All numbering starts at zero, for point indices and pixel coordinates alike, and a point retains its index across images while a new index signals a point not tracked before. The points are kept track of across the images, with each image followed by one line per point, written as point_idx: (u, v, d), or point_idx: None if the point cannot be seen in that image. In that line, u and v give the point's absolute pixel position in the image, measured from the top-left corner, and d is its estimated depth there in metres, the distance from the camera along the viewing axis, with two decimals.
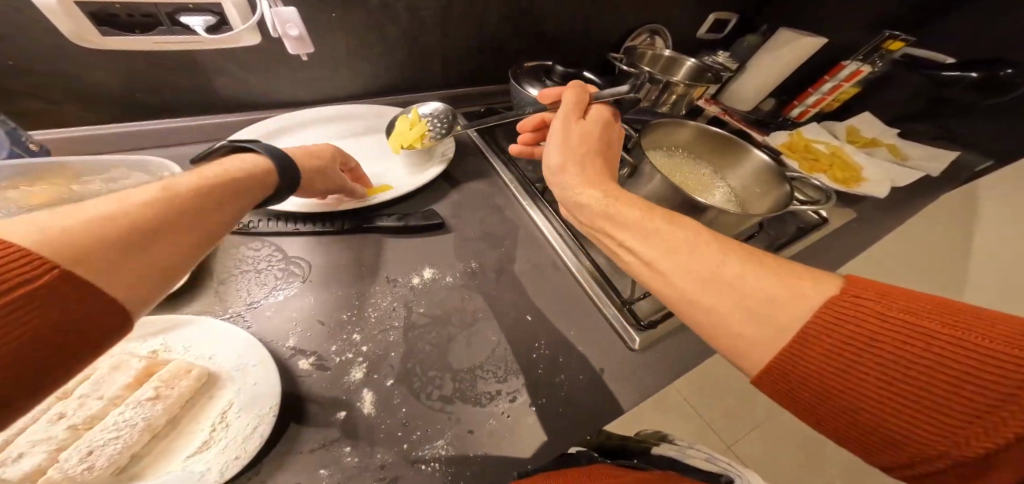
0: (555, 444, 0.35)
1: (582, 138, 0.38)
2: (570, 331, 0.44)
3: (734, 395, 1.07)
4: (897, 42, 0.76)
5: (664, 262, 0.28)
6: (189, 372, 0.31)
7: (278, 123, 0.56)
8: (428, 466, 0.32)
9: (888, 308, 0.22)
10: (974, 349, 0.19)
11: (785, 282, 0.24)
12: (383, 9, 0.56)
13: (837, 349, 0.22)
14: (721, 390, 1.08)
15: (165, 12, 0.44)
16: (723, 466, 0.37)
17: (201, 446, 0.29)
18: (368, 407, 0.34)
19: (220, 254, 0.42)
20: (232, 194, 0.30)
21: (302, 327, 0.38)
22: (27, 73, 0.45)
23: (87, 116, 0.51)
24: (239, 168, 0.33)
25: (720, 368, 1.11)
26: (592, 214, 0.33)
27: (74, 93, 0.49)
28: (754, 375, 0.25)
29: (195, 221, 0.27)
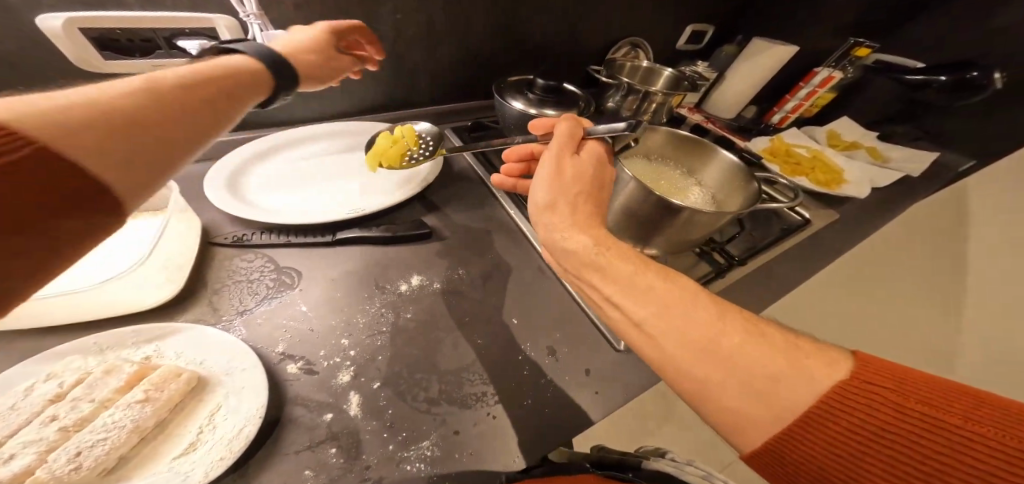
0: (538, 445, 0.35)
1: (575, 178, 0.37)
2: (555, 333, 0.45)
3: None
4: (864, 49, 0.82)
5: (644, 313, 0.28)
6: (179, 376, 0.32)
7: (262, 146, 0.56)
8: (414, 466, 0.32)
9: (898, 396, 0.22)
10: (997, 451, 0.19)
11: (795, 364, 0.24)
12: (371, 30, 0.59)
13: (841, 435, 0.22)
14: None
15: (163, 36, 0.46)
16: None
17: (187, 448, 0.30)
18: (355, 409, 0.35)
19: (214, 265, 0.44)
20: (225, 89, 0.32)
21: (291, 333, 0.39)
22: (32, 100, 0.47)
23: None
24: (232, 65, 0.34)
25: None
26: (578, 265, 0.33)
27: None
28: (747, 451, 0.25)
29: (190, 108, 0.28)
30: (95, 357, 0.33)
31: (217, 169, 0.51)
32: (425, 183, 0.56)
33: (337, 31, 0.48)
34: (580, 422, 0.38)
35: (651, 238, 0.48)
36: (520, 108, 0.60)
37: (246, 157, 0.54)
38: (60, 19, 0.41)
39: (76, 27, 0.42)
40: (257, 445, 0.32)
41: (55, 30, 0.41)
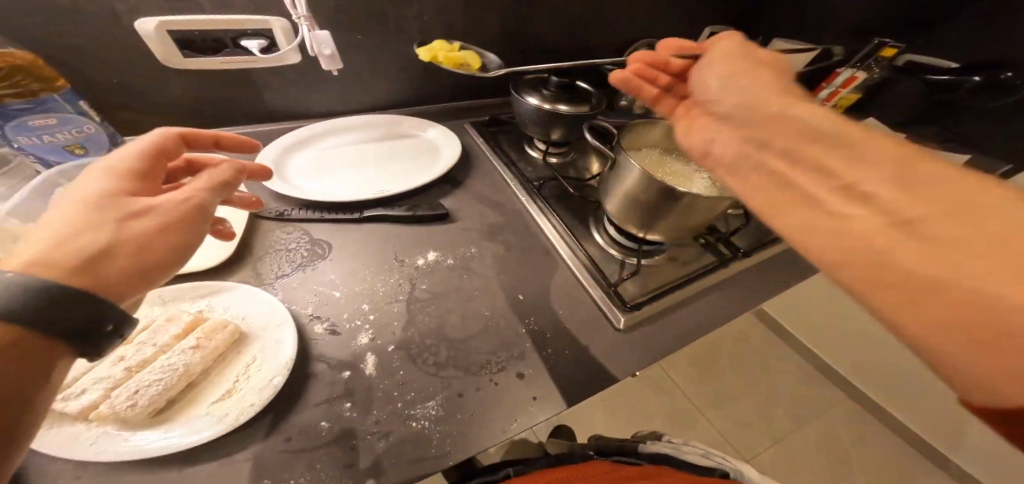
0: (537, 412, 0.38)
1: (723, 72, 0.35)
2: (557, 309, 0.48)
3: (743, 407, 1.22)
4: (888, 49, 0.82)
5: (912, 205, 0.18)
6: (225, 328, 0.36)
7: (301, 134, 0.62)
8: (420, 423, 0.35)
9: None
10: None
11: None
12: (400, 32, 0.64)
13: None
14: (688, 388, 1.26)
15: (229, 37, 0.51)
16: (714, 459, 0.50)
17: (225, 394, 0.33)
18: (370, 368, 0.38)
19: (258, 236, 0.48)
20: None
21: (318, 298, 0.43)
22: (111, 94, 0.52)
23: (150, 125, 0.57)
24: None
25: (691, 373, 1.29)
26: (792, 135, 0.24)
27: (136, 106, 0.54)
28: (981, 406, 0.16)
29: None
30: (159, 308, 0.39)
31: (264, 153, 0.57)
32: (444, 171, 0.61)
33: (148, 150, 0.30)
34: (578, 392, 0.41)
35: (653, 223, 0.51)
36: (535, 103, 0.65)
37: (287, 144, 0.60)
38: (153, 22, 0.46)
39: (165, 28, 0.47)
40: (283, 393, 0.35)
41: (148, 31, 0.47)
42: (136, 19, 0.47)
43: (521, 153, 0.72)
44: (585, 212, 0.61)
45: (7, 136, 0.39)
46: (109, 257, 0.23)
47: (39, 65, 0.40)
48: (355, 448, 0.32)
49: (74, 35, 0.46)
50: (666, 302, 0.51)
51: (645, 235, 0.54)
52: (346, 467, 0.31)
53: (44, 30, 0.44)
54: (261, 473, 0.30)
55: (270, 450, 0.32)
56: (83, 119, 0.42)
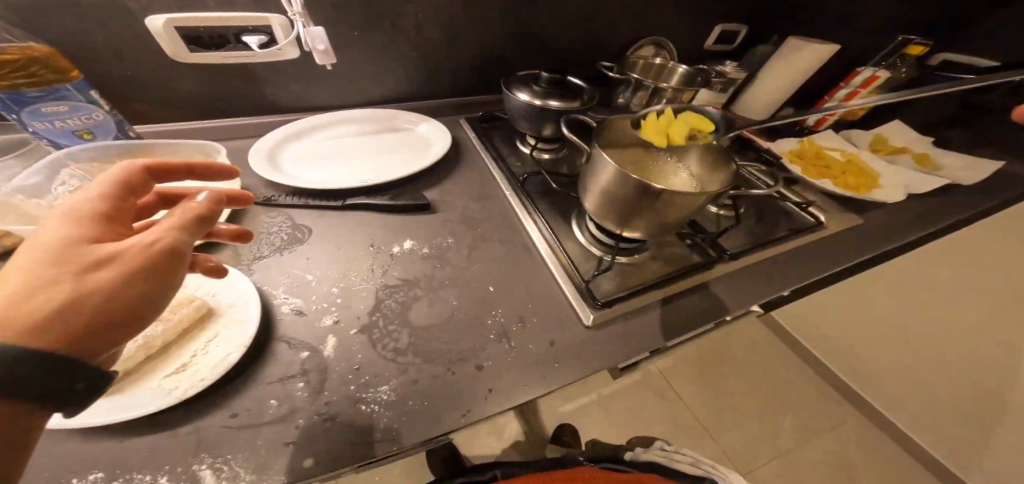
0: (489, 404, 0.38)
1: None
2: (526, 303, 0.48)
3: (738, 412, 1.19)
4: (915, 47, 0.79)
5: None
6: (191, 302, 0.36)
7: (298, 126, 0.64)
8: (369, 407, 0.35)
9: None
10: None
11: None
12: (398, 29, 0.65)
13: None
14: (688, 393, 1.23)
15: (232, 34, 0.54)
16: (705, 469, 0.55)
17: (179, 368, 0.32)
18: (329, 350, 0.38)
19: (246, 218, 0.50)
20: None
21: (290, 279, 0.44)
22: (120, 86, 0.55)
23: (157, 116, 0.60)
24: None
25: (690, 376, 1.27)
26: None
27: (146, 100, 0.57)
28: None
29: None
30: None
31: (260, 143, 0.60)
32: (428, 163, 0.62)
33: (112, 187, 0.28)
34: (534, 386, 0.41)
35: (630, 219, 0.49)
36: (526, 99, 0.64)
37: (280, 137, 0.62)
38: (161, 19, 0.49)
39: (172, 24, 0.50)
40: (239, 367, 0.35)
41: (157, 26, 0.50)
42: (147, 17, 0.49)
43: (514, 149, 0.72)
44: (569, 209, 0.60)
45: (23, 120, 0.43)
46: (64, 318, 0.22)
47: (54, 56, 0.43)
48: (300, 426, 0.32)
49: (79, 23, 0.48)
50: (640, 303, 0.50)
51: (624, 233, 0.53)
52: (286, 445, 0.31)
53: (57, 30, 0.48)
54: (202, 446, 0.30)
55: (214, 424, 0.31)
56: (92, 107, 0.46)
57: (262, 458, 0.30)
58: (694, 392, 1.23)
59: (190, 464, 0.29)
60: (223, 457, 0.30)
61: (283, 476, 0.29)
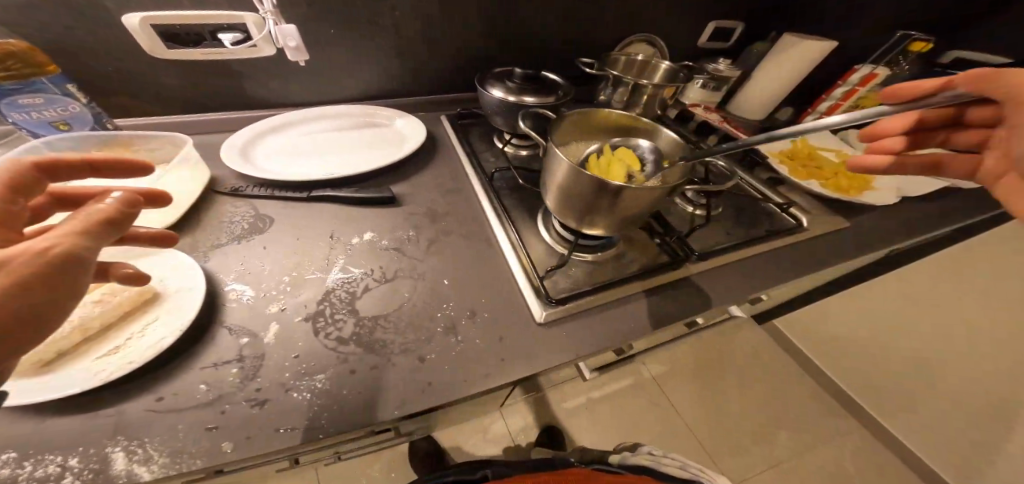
0: (427, 398, 0.37)
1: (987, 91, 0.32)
2: (481, 298, 0.48)
3: (739, 420, 1.15)
4: (916, 42, 0.75)
5: None
6: (134, 286, 0.37)
7: (275, 121, 0.66)
8: (301, 394, 0.35)
9: None
10: None
11: None
12: (375, 26, 0.65)
13: None
14: (681, 401, 1.18)
15: (207, 31, 0.55)
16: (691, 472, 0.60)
17: (112, 350, 0.33)
18: (269, 337, 0.38)
19: (211, 208, 0.52)
20: None
21: (244, 266, 0.44)
22: (100, 82, 0.56)
23: (138, 110, 0.61)
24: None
25: (688, 376, 1.24)
26: None
27: (126, 93, 0.59)
28: None
29: None
30: None
31: (235, 136, 0.61)
32: (399, 157, 0.62)
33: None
34: (477, 381, 0.40)
35: (586, 215, 0.49)
36: (500, 95, 0.64)
37: (251, 135, 0.62)
38: (137, 16, 0.51)
39: (148, 22, 0.52)
40: (173, 350, 0.35)
41: (133, 23, 0.51)
42: (123, 14, 0.51)
43: (489, 145, 0.71)
44: (537, 205, 0.60)
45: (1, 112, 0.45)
46: None
47: (31, 51, 0.44)
48: (225, 412, 0.32)
49: (61, 20, 0.49)
50: (596, 301, 0.49)
51: (585, 229, 0.52)
52: (208, 430, 0.31)
53: (57, 31, 0.50)
54: (120, 430, 0.30)
55: (138, 408, 0.31)
56: (68, 100, 0.48)
57: (179, 443, 0.30)
58: (689, 401, 1.18)
59: (105, 447, 0.29)
60: (139, 440, 0.30)
61: (199, 460, 0.29)
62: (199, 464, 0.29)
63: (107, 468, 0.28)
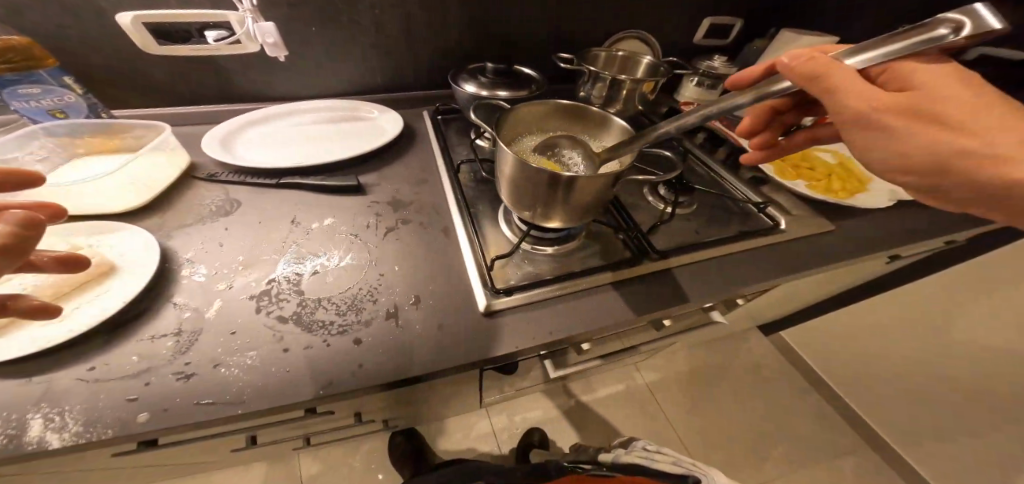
0: (353, 380, 0.37)
1: (849, 82, 0.29)
2: (428, 285, 0.48)
3: (733, 434, 1.10)
4: None
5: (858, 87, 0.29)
6: (89, 259, 0.39)
7: (260, 114, 0.69)
8: (228, 369, 0.36)
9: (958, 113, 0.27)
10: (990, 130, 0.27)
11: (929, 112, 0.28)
12: (354, 23, 0.68)
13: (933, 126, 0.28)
14: (673, 411, 1.14)
15: (194, 29, 0.59)
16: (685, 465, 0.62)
17: (56, 319, 0.35)
18: (211, 313, 0.40)
19: (187, 191, 0.55)
20: None
21: (203, 246, 0.47)
22: (98, 76, 0.61)
23: (133, 102, 0.66)
24: None
25: (678, 386, 1.19)
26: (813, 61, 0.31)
27: (122, 85, 0.63)
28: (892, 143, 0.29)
29: None
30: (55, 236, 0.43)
31: (220, 127, 0.65)
32: (371, 149, 0.64)
33: None
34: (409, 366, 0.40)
35: (537, 206, 0.48)
36: (472, 90, 0.64)
37: (235, 126, 0.66)
38: (128, 16, 0.54)
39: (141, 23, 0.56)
40: (114, 322, 0.37)
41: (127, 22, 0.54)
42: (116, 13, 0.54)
43: (464, 140, 0.72)
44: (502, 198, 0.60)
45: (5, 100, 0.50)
46: None
47: (30, 45, 0.48)
48: (149, 383, 0.33)
49: (62, 18, 0.54)
50: (547, 294, 0.48)
51: (539, 221, 0.51)
52: (128, 400, 0.32)
53: (50, 27, 0.55)
54: (45, 397, 0.32)
55: (69, 377, 0.33)
56: (64, 91, 0.53)
57: (97, 412, 0.31)
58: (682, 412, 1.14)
59: (26, 413, 0.31)
60: (60, 407, 0.31)
61: (110, 429, 0.30)
62: (110, 433, 0.30)
63: (22, 433, 0.30)
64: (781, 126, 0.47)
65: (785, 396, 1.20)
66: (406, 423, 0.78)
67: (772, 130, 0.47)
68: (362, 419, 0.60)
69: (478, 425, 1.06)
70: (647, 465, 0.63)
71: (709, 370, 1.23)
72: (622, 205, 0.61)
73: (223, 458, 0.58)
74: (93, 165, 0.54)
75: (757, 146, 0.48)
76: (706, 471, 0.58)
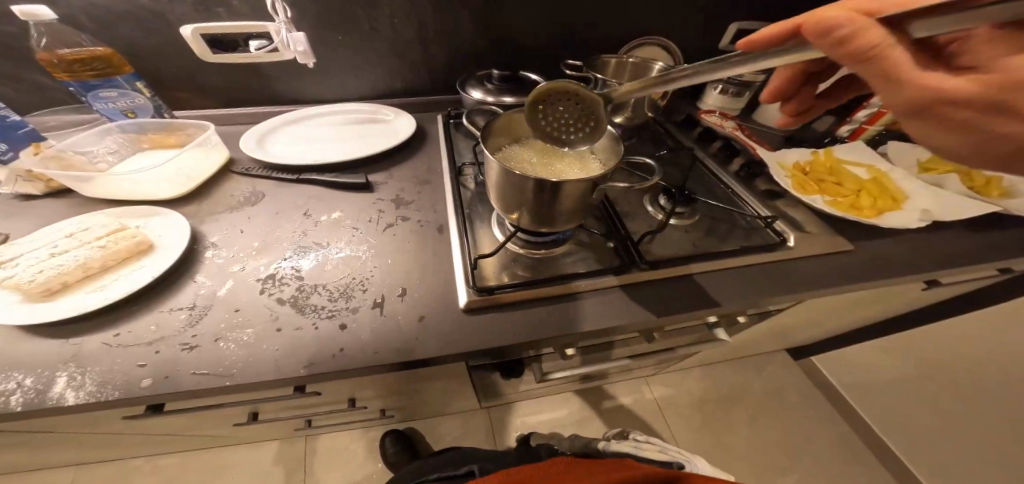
0: (330, 365, 0.41)
1: (931, 77, 0.26)
2: (415, 279, 0.51)
3: (746, 458, 1.05)
4: None
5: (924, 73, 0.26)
6: (133, 238, 0.46)
7: (293, 115, 0.77)
8: (226, 343, 0.41)
9: None
10: None
11: None
12: (375, 33, 0.73)
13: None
14: (681, 431, 1.09)
15: (241, 40, 0.67)
16: (675, 454, 0.64)
17: (99, 288, 0.42)
18: (223, 290, 0.46)
19: (224, 184, 0.62)
20: None
21: (225, 232, 0.53)
22: (155, 81, 0.71)
23: (184, 104, 0.75)
24: None
25: (686, 408, 1.13)
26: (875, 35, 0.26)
27: (175, 89, 0.73)
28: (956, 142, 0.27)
29: None
30: (111, 218, 0.51)
31: (256, 127, 0.73)
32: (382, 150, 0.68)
33: None
34: (383, 354, 0.42)
35: (522, 209, 0.49)
36: (478, 95, 0.67)
37: (270, 127, 0.74)
38: (190, 27, 0.62)
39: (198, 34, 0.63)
40: (141, 296, 0.43)
41: (187, 32, 0.62)
42: (180, 27, 0.62)
43: (471, 144, 0.75)
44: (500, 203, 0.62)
45: (90, 102, 0.59)
46: None
47: (114, 56, 0.59)
48: (159, 352, 0.39)
49: (131, 31, 0.64)
50: (526, 295, 0.49)
51: (525, 225, 0.53)
52: (139, 366, 0.38)
53: (121, 40, 0.65)
54: (75, 358, 0.38)
55: (96, 341, 0.39)
56: (136, 94, 0.60)
57: (113, 373, 0.37)
58: (691, 432, 1.09)
59: (55, 371, 0.37)
60: (83, 368, 0.37)
61: (118, 391, 0.36)
62: (117, 394, 0.36)
63: (48, 389, 0.35)
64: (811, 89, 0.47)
65: (812, 429, 1.10)
66: (401, 413, 0.81)
67: (804, 95, 0.47)
68: (355, 405, 0.64)
69: (476, 425, 1.08)
70: (635, 453, 0.65)
71: (724, 392, 1.17)
72: (618, 212, 0.61)
73: (231, 429, 0.64)
74: (148, 157, 0.62)
75: (790, 113, 0.49)
76: (689, 459, 0.63)
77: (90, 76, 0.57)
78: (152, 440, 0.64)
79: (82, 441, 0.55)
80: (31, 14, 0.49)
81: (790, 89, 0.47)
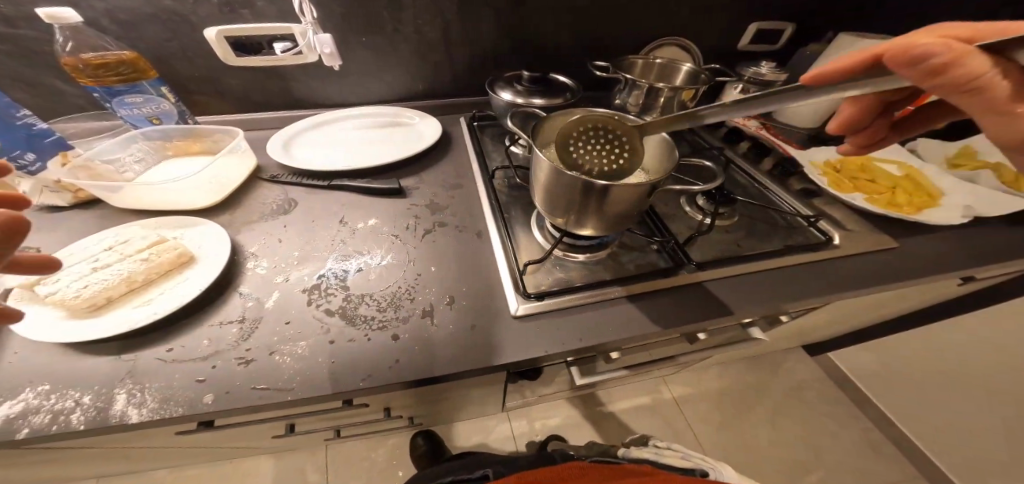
0: (389, 378, 0.40)
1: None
2: (462, 286, 0.50)
3: (767, 453, 1.06)
4: None
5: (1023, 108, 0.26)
6: (175, 250, 0.44)
7: (315, 119, 0.75)
8: (281, 356, 0.39)
9: None
10: None
11: None
12: (398, 34, 0.72)
13: None
14: (703, 430, 1.09)
15: (265, 42, 0.65)
16: (698, 461, 0.64)
17: (144, 302, 0.41)
18: (269, 302, 0.44)
19: (254, 191, 0.61)
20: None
21: (263, 242, 0.52)
22: (174, 85, 0.69)
23: (202, 109, 0.73)
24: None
25: (705, 406, 1.14)
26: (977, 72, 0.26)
27: (193, 93, 0.70)
28: None
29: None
30: (147, 229, 0.49)
31: (279, 132, 0.71)
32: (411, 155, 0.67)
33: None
34: (442, 363, 0.42)
35: (571, 213, 0.49)
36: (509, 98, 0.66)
37: (293, 132, 0.72)
38: (214, 30, 0.60)
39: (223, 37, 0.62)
40: (187, 310, 0.42)
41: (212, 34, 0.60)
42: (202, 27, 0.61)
43: (499, 147, 0.75)
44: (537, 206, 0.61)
45: (116, 108, 0.57)
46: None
47: (138, 60, 0.57)
48: (216, 367, 0.38)
49: (150, 34, 0.62)
50: (576, 301, 0.48)
51: (571, 229, 0.52)
52: (197, 381, 0.36)
53: (139, 43, 0.62)
54: (130, 374, 0.36)
55: (150, 357, 0.38)
56: (161, 99, 0.59)
57: (171, 390, 0.36)
58: (711, 430, 1.09)
59: (112, 389, 0.35)
60: (141, 384, 0.36)
61: (181, 408, 0.34)
62: (181, 411, 0.34)
63: (109, 407, 0.34)
64: (886, 120, 0.45)
65: (830, 423, 1.12)
66: (428, 420, 0.80)
67: (881, 124, 0.45)
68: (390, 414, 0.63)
69: (497, 429, 1.07)
70: (655, 459, 0.64)
71: (741, 389, 1.17)
72: (658, 215, 0.61)
73: (264, 441, 0.62)
74: (174, 165, 0.61)
75: (860, 143, 0.47)
76: (714, 466, 0.61)
77: (115, 81, 0.56)
78: (184, 454, 0.62)
79: (116, 456, 0.53)
80: (57, 16, 0.47)
81: (863, 120, 0.45)
